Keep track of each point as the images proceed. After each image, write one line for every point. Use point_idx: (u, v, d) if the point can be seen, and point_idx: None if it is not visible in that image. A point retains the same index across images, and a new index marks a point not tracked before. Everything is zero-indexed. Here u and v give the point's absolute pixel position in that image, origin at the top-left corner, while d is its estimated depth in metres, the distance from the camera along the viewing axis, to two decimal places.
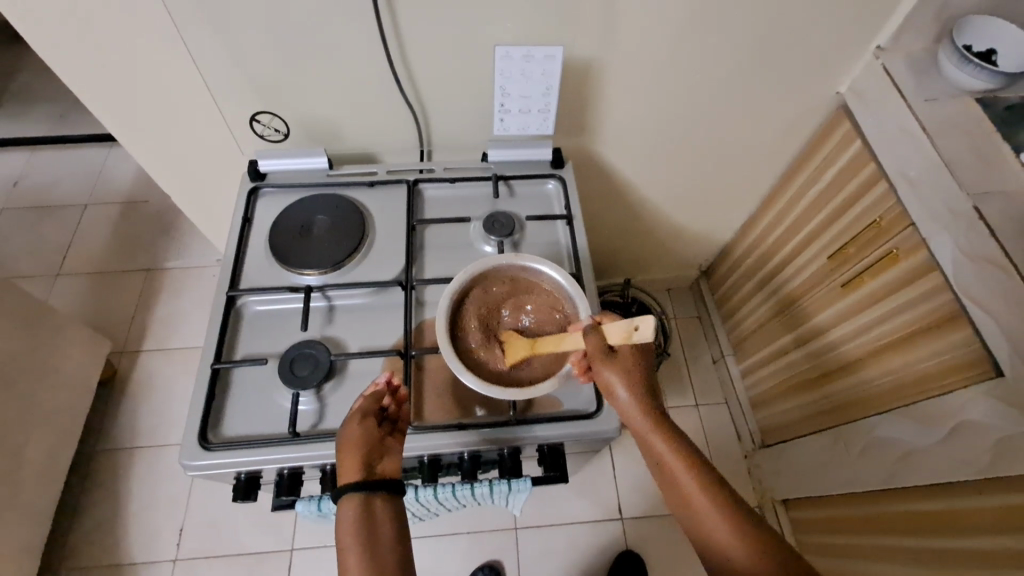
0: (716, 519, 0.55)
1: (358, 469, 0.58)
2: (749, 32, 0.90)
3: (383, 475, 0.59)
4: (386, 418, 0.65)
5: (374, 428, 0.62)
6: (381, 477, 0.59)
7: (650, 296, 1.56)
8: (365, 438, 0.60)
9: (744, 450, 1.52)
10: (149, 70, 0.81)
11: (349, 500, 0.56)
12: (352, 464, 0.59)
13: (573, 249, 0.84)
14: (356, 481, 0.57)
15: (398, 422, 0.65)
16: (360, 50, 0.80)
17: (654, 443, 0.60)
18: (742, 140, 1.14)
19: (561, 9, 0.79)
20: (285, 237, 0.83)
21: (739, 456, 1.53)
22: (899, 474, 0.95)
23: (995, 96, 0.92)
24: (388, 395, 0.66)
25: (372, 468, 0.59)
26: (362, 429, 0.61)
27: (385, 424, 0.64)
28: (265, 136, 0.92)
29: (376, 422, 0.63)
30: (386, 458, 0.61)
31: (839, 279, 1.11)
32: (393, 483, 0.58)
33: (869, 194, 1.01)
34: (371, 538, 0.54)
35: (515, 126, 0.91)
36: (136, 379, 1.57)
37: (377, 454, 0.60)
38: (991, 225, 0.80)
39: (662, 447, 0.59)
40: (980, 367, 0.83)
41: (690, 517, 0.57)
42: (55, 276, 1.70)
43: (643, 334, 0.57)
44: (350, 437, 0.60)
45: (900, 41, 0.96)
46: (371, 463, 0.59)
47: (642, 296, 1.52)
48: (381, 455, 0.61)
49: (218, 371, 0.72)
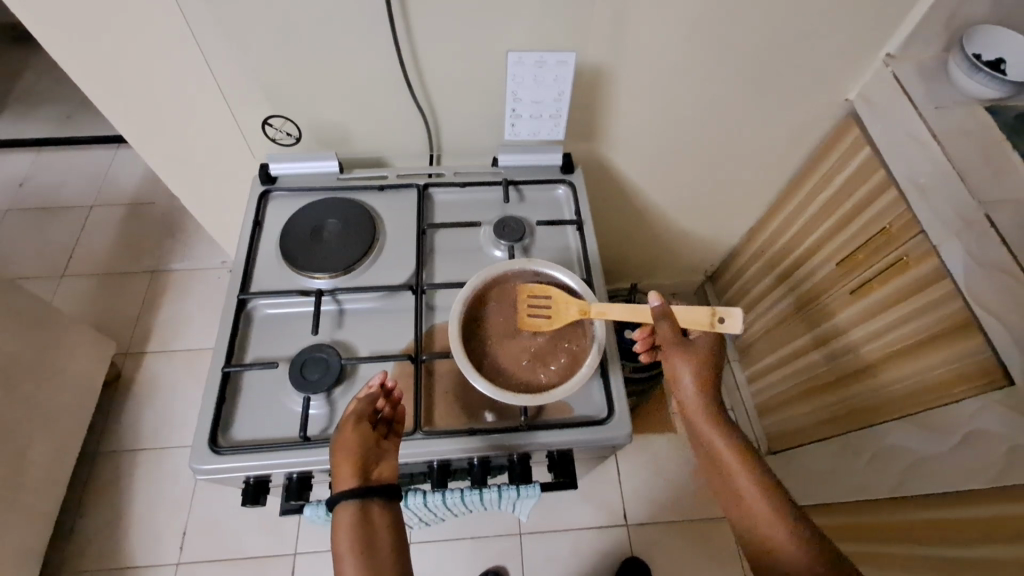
0: (769, 514, 0.59)
1: (354, 477, 0.58)
2: (760, 39, 0.91)
3: (379, 481, 0.59)
4: (380, 420, 0.65)
5: (368, 433, 0.61)
6: (378, 484, 0.59)
7: None
8: (360, 444, 0.60)
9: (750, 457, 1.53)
10: (163, 73, 0.82)
11: (344, 508, 0.56)
12: (347, 471, 0.59)
13: (584, 255, 0.84)
14: (352, 489, 0.57)
15: (393, 424, 0.65)
16: (372, 54, 0.80)
17: (710, 436, 0.64)
18: (751, 147, 1.14)
19: (573, 15, 0.79)
20: (296, 240, 0.83)
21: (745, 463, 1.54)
22: (909, 482, 0.95)
23: (1004, 105, 0.92)
24: (383, 397, 0.65)
25: (368, 474, 0.59)
26: (356, 435, 0.61)
27: (379, 427, 0.64)
28: (277, 140, 0.92)
29: (370, 426, 0.62)
30: (381, 462, 0.61)
31: (848, 286, 1.11)
32: (390, 489, 0.59)
33: (879, 201, 1.01)
34: (368, 544, 0.55)
35: (527, 131, 0.91)
36: (141, 380, 1.56)
37: (373, 460, 0.60)
38: (1002, 234, 0.81)
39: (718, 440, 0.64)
40: (991, 376, 0.82)
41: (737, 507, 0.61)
42: (61, 276, 1.70)
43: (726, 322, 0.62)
44: (343, 445, 0.60)
45: (910, 49, 0.96)
46: (368, 470, 0.59)
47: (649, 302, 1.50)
48: (377, 460, 0.61)
49: (228, 374, 0.72)
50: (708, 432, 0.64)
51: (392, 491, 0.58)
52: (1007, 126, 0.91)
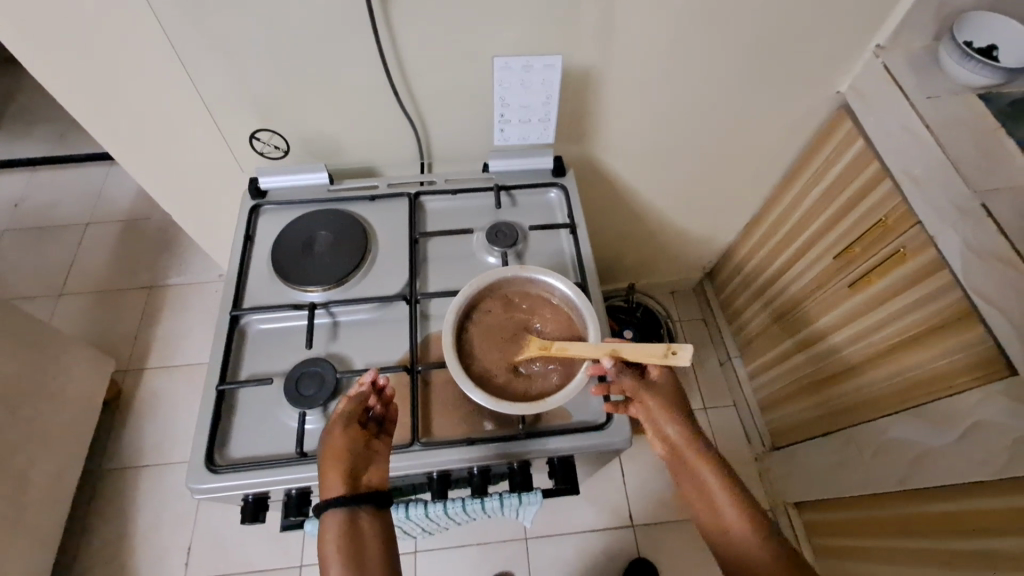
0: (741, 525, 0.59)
1: (342, 482, 0.58)
2: (748, 34, 0.90)
3: (368, 485, 0.59)
4: (371, 419, 0.65)
5: (356, 435, 0.61)
6: (368, 489, 0.58)
7: (654, 301, 1.52)
8: (347, 448, 0.60)
9: (755, 453, 1.52)
10: (149, 90, 0.81)
11: (332, 515, 0.56)
12: (336, 478, 0.58)
13: (578, 259, 0.84)
14: (342, 495, 0.57)
15: (383, 424, 0.65)
16: (358, 65, 0.79)
17: (689, 460, 0.63)
18: (743, 143, 1.14)
19: (559, 16, 0.78)
20: (288, 254, 0.82)
21: (750, 459, 1.54)
22: (914, 475, 0.94)
23: (997, 92, 0.92)
24: (373, 396, 0.65)
25: (358, 478, 0.59)
26: (345, 437, 0.60)
27: (370, 427, 0.64)
28: (265, 154, 0.92)
29: (359, 428, 0.62)
30: (371, 467, 0.61)
31: (846, 279, 1.10)
32: (379, 495, 0.58)
33: (873, 193, 1.01)
34: (357, 550, 0.54)
35: (516, 136, 0.90)
36: (141, 396, 1.56)
37: (363, 463, 0.60)
38: (1000, 223, 0.79)
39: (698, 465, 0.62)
40: (993, 367, 0.81)
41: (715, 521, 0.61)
42: (58, 296, 1.70)
43: (679, 356, 0.60)
44: (330, 450, 0.59)
45: (900, 39, 0.95)
46: (357, 474, 0.59)
47: (647, 300, 1.49)
48: (367, 464, 0.60)
49: (223, 392, 0.71)
50: (690, 457, 0.63)
51: (382, 498, 0.58)
52: (1003, 114, 0.91)
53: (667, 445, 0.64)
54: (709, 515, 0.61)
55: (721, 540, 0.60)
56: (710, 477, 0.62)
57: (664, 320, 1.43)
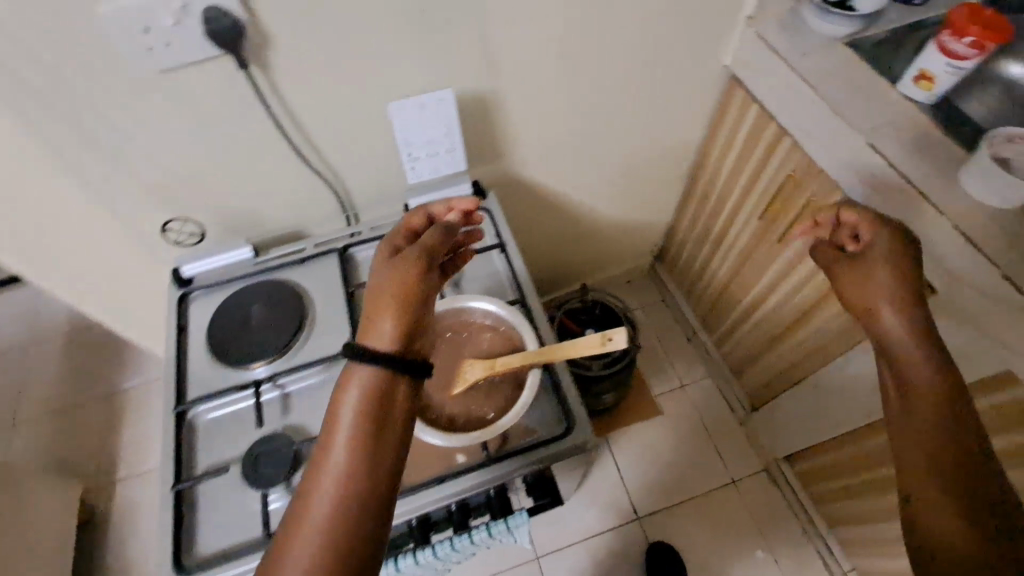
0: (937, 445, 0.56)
1: (410, 295, 0.57)
2: (625, 31, 0.94)
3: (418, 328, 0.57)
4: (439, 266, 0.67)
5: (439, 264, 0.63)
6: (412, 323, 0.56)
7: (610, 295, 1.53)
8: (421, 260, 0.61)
9: (739, 417, 1.56)
10: (47, 204, 0.80)
11: (368, 357, 0.53)
12: (399, 295, 0.57)
13: (513, 276, 0.85)
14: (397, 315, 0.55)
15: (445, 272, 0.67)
16: (254, 137, 0.80)
17: (909, 367, 0.61)
18: (651, 129, 1.18)
19: (440, 52, 0.81)
20: (225, 336, 0.81)
21: (735, 424, 1.58)
22: (878, 406, 0.99)
23: (862, 36, 0.98)
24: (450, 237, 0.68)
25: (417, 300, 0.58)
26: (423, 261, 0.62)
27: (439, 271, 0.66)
28: (182, 241, 0.91)
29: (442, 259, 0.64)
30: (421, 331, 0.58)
31: (774, 235, 1.16)
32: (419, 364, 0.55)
33: (778, 152, 1.06)
34: (378, 418, 0.51)
35: (428, 171, 0.92)
36: (118, 509, 1.50)
37: (429, 289, 0.60)
38: (890, 157, 0.84)
39: (922, 371, 0.60)
40: (918, 290, 0.85)
41: (904, 420, 0.59)
42: (11, 425, 1.63)
43: (616, 341, 0.62)
44: (406, 261, 0.60)
45: (766, 6, 1.01)
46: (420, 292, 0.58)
47: (603, 296, 1.50)
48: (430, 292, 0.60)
49: (181, 491, 0.69)
50: (910, 351, 0.62)
51: (419, 370, 0.55)
52: (868, 56, 0.97)
53: (904, 380, 0.61)
54: (897, 420, 0.60)
55: (907, 463, 0.57)
56: (926, 370, 0.60)
57: (622, 313, 1.45)
